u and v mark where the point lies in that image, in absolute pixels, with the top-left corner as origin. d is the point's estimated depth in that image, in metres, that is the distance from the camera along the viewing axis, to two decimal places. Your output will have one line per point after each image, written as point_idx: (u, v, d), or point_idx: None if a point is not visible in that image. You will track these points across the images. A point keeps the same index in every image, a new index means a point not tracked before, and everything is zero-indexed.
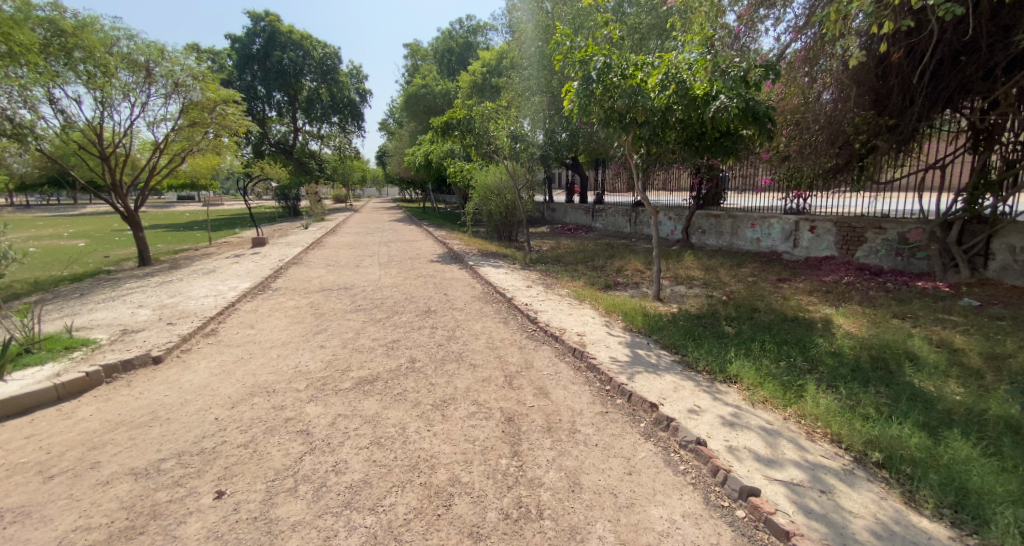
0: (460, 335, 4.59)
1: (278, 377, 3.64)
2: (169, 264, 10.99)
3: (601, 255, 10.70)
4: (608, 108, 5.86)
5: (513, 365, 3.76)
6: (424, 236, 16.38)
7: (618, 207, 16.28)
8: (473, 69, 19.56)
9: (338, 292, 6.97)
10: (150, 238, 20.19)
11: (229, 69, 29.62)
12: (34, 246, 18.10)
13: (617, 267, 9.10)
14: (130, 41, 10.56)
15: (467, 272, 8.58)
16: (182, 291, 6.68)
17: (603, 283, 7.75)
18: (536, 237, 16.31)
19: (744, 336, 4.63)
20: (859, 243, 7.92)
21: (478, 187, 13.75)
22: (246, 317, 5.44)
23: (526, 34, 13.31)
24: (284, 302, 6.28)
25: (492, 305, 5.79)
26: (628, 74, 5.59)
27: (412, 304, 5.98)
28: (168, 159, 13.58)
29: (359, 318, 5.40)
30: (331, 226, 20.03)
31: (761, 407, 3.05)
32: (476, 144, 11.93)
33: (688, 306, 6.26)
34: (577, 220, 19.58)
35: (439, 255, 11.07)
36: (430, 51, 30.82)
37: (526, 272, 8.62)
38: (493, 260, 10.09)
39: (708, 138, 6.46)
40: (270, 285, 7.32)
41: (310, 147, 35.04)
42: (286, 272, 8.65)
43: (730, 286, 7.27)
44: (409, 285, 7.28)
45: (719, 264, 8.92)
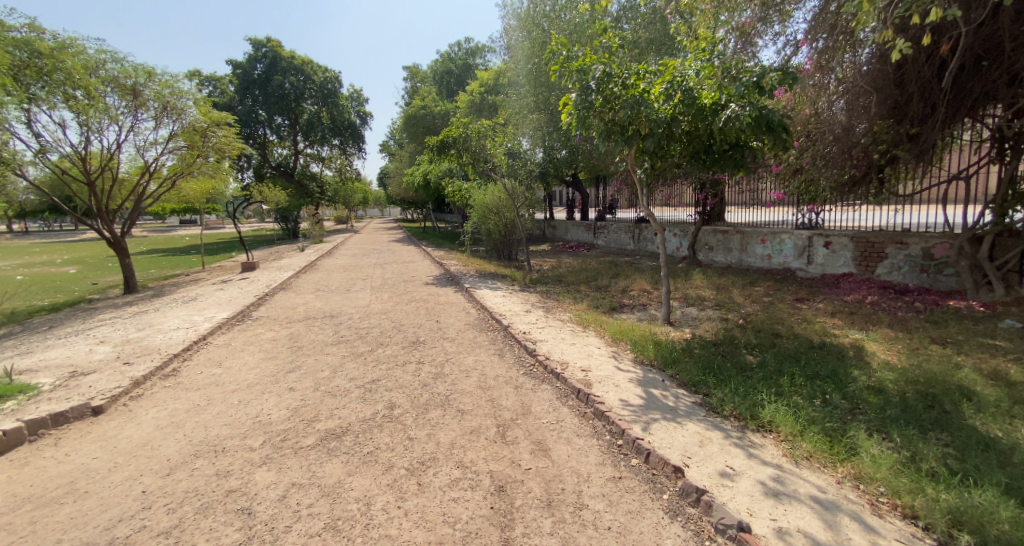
0: (448, 372, 4.08)
1: (232, 431, 3.13)
2: (154, 292, 10.61)
3: (604, 274, 10.23)
4: (609, 120, 5.47)
5: (506, 411, 3.24)
6: (423, 257, 16.00)
7: (621, 224, 15.91)
8: (471, 88, 19.50)
9: (323, 320, 6.48)
10: (146, 264, 19.98)
11: (229, 94, 29.93)
12: (28, 273, 17.91)
13: (622, 287, 8.62)
14: (117, 64, 10.40)
15: (463, 295, 8.11)
16: (154, 323, 6.23)
17: (608, 305, 7.25)
18: (537, 255, 15.90)
19: (770, 370, 4.09)
20: (879, 259, 7.39)
21: (476, 206, 13.41)
22: (215, 353, 4.97)
23: (523, 52, 13.17)
24: (263, 333, 5.81)
25: (487, 334, 5.30)
26: (629, 83, 5.22)
27: (400, 334, 5.47)
28: (160, 183, 13.36)
29: (340, 351, 4.89)
30: (329, 248, 19.73)
31: (808, 465, 2.46)
32: (473, 162, 11.69)
33: (702, 332, 5.74)
34: (579, 237, 19.23)
35: (435, 277, 10.65)
36: (429, 73, 31.04)
37: (526, 294, 8.14)
38: (491, 282, 9.64)
39: (716, 150, 6.06)
40: (252, 314, 6.88)
41: (311, 169, 35.14)
42: (272, 298, 8.21)
43: (744, 308, 6.74)
44: (400, 311, 6.80)
45: (730, 283, 8.42)
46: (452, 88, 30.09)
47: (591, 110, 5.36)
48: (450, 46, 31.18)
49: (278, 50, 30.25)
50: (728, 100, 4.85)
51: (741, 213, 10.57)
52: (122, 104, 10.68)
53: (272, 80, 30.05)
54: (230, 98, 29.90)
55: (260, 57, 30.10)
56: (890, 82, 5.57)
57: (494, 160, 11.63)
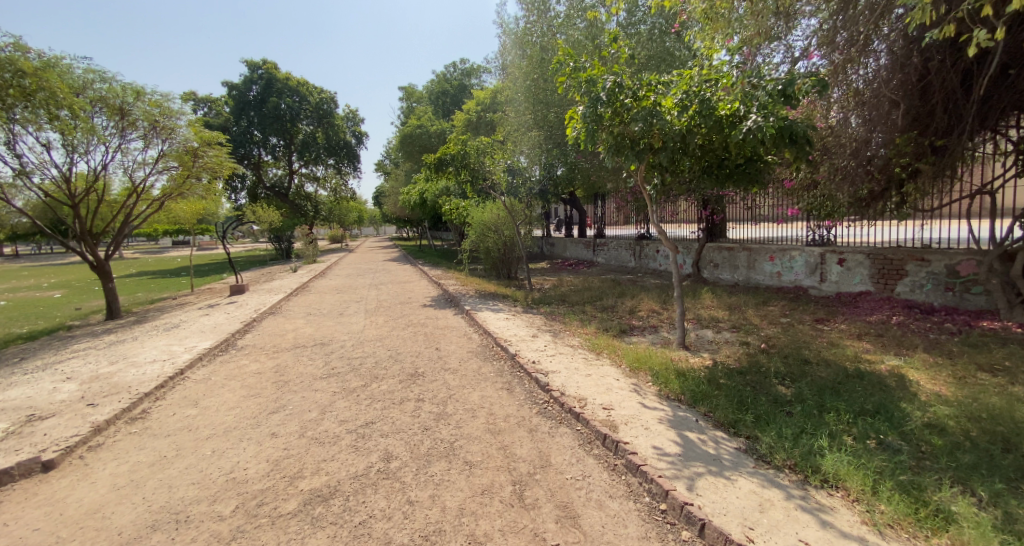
0: (451, 412, 3.61)
1: (200, 491, 2.63)
2: (136, 318, 10.07)
3: (609, 293, 9.83)
4: (618, 133, 5.20)
5: (522, 464, 2.78)
6: (419, 277, 15.57)
7: (621, 241, 15.63)
8: (467, 107, 19.42)
9: (313, 349, 6.00)
10: (132, 287, 19.33)
11: (225, 115, 29.78)
12: (6, 298, 17.18)
13: (629, 308, 8.22)
14: (105, 83, 10.06)
15: (463, 317, 7.67)
16: (129, 355, 5.71)
17: (618, 328, 6.82)
18: (536, 273, 15.53)
19: (810, 406, 3.68)
20: (899, 277, 7.09)
21: (475, 225, 13.07)
22: (192, 390, 4.47)
23: (521, 70, 13.06)
24: (247, 365, 5.32)
25: (492, 364, 4.84)
26: (641, 95, 4.96)
27: (397, 364, 5.01)
28: (148, 204, 12.93)
29: (331, 386, 4.42)
30: (323, 269, 19.27)
31: (895, 537, 2.03)
32: (471, 180, 11.32)
33: (724, 358, 5.32)
34: (578, 255, 18.94)
35: (432, 298, 10.20)
36: (424, 93, 31.22)
37: (529, 316, 7.73)
38: (491, 303, 9.22)
39: (729, 165, 5.78)
40: (236, 343, 6.37)
41: (306, 189, 34.92)
42: (260, 324, 7.71)
43: (764, 330, 6.35)
44: (396, 338, 6.34)
45: (742, 303, 8.05)
46: (447, 107, 30.22)
47: (600, 123, 5.08)
48: (445, 67, 31.46)
49: (274, 71, 30.32)
50: (749, 110, 4.57)
51: (746, 229, 10.30)
52: (109, 123, 10.33)
53: (268, 101, 29.96)
54: (225, 119, 29.74)
55: (255, 78, 30.09)
56: (914, 92, 5.47)
57: (494, 178, 11.33)
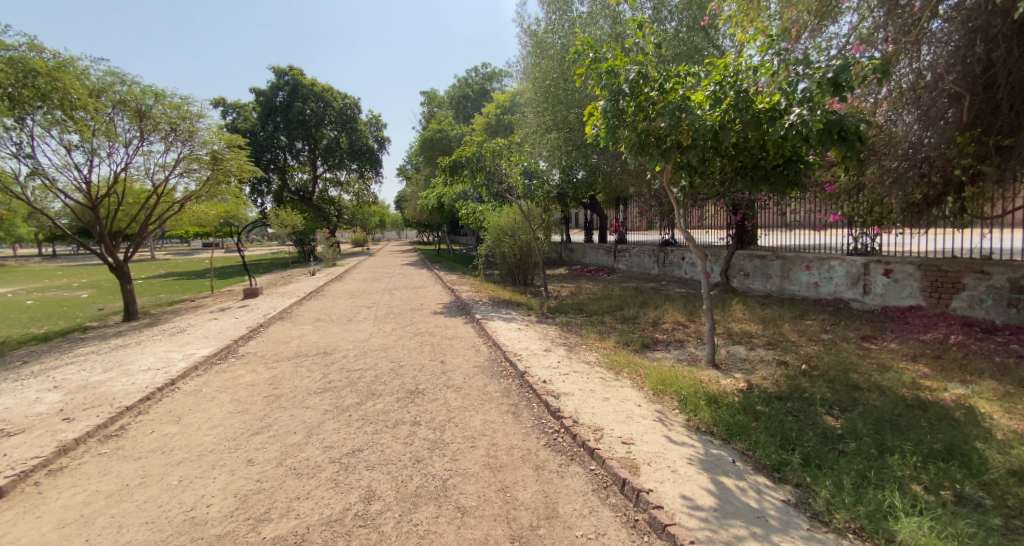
0: (448, 440, 3.20)
1: (145, 534, 2.25)
2: (150, 320, 10.10)
3: (631, 303, 9.30)
4: (642, 130, 4.74)
5: (523, 513, 2.33)
6: (434, 282, 15.32)
7: (644, 247, 15.02)
8: (487, 110, 19.19)
9: (313, 359, 5.69)
10: (157, 288, 19.78)
11: (252, 120, 30.49)
12: (40, 297, 17.82)
13: (652, 319, 7.68)
14: (124, 86, 10.15)
15: (474, 326, 7.29)
16: (126, 362, 5.54)
17: (640, 343, 6.30)
18: (554, 279, 15.09)
19: (870, 446, 3.10)
20: (955, 291, 6.35)
21: (491, 229, 12.76)
22: (178, 405, 4.20)
23: (539, 71, 12.70)
24: (242, 376, 5.04)
25: (499, 382, 4.41)
26: (668, 87, 4.48)
27: (397, 380, 4.63)
28: (169, 206, 13.11)
29: (322, 403, 4.07)
30: (341, 272, 19.31)
31: None
32: (487, 183, 11.03)
33: (759, 380, 4.75)
34: (598, 261, 18.39)
35: (445, 305, 9.87)
36: (445, 98, 31.23)
37: (544, 326, 7.29)
38: (504, 311, 8.82)
39: (766, 165, 5.24)
40: (237, 350, 6.15)
41: (328, 193, 35.44)
42: (266, 330, 7.50)
43: (803, 348, 5.72)
44: (401, 348, 5.99)
45: (777, 316, 7.41)
46: (468, 112, 30.11)
47: (622, 118, 4.63)
48: (466, 72, 31.41)
49: (299, 77, 30.89)
50: (790, 102, 4.02)
51: (779, 236, 9.64)
52: (129, 126, 10.45)
53: (293, 106, 30.50)
54: (252, 124, 30.47)
55: (282, 84, 30.77)
56: (977, 85, 4.82)
57: (510, 181, 10.98)
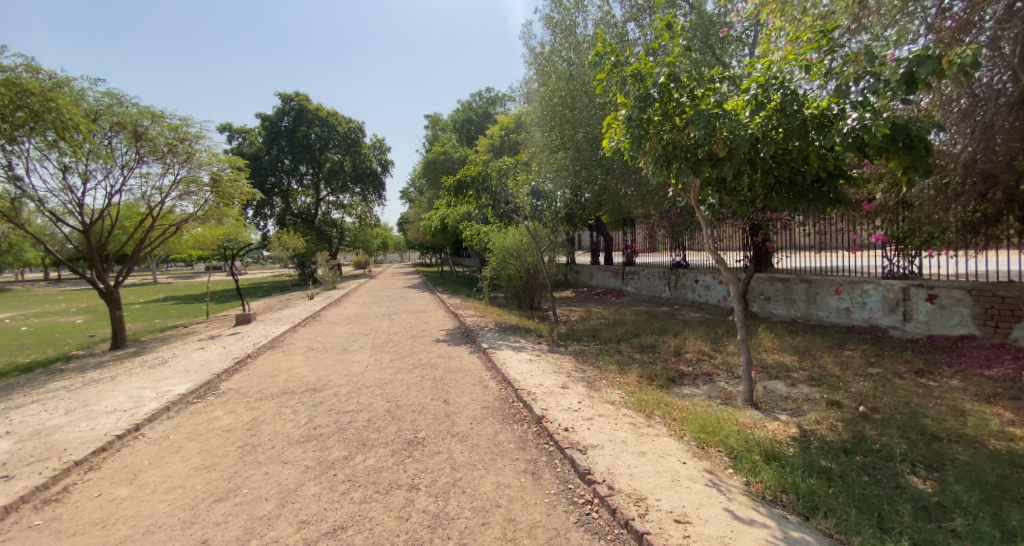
0: (456, 514, 2.55)
1: None
2: (136, 349, 9.52)
3: (647, 329, 8.66)
4: (669, 142, 4.28)
5: None
6: (436, 306, 14.74)
7: (654, 270, 14.48)
8: (491, 132, 19.01)
9: (299, 397, 5.06)
10: (152, 313, 19.25)
11: (256, 145, 30.63)
12: (31, 322, 17.32)
13: (673, 349, 7.04)
14: (120, 106, 9.84)
15: (480, 356, 6.67)
16: (91, 401, 4.91)
17: (664, 377, 5.67)
18: (561, 303, 14.49)
19: (992, 523, 2.42)
20: (1014, 320, 5.74)
21: (496, 251, 12.29)
22: (137, 457, 3.57)
23: (545, 90, 12.45)
24: (218, 419, 4.41)
25: (512, 430, 3.76)
26: (701, 93, 4.04)
27: (392, 425, 3.99)
28: (163, 229, 12.71)
29: (304, 456, 3.43)
30: (342, 296, 18.80)
31: None
32: (493, 204, 10.63)
33: (812, 424, 4.11)
34: (605, 283, 17.82)
35: (448, 332, 9.26)
36: (449, 121, 31.38)
37: (556, 356, 6.67)
38: (512, 338, 8.20)
39: (806, 180, 4.75)
40: (218, 387, 5.53)
41: (331, 216, 35.25)
42: (253, 362, 6.88)
43: (853, 386, 5.07)
44: (399, 384, 5.36)
45: (811, 346, 6.77)
46: (471, 135, 30.17)
47: (648, 128, 4.18)
48: (470, 97, 31.64)
49: (305, 103, 31.15)
50: (845, 106, 3.57)
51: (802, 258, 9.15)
52: (125, 147, 10.13)
53: (298, 131, 30.63)
54: (257, 148, 30.55)
55: (288, 110, 30.94)
56: None
57: (517, 201, 10.54)
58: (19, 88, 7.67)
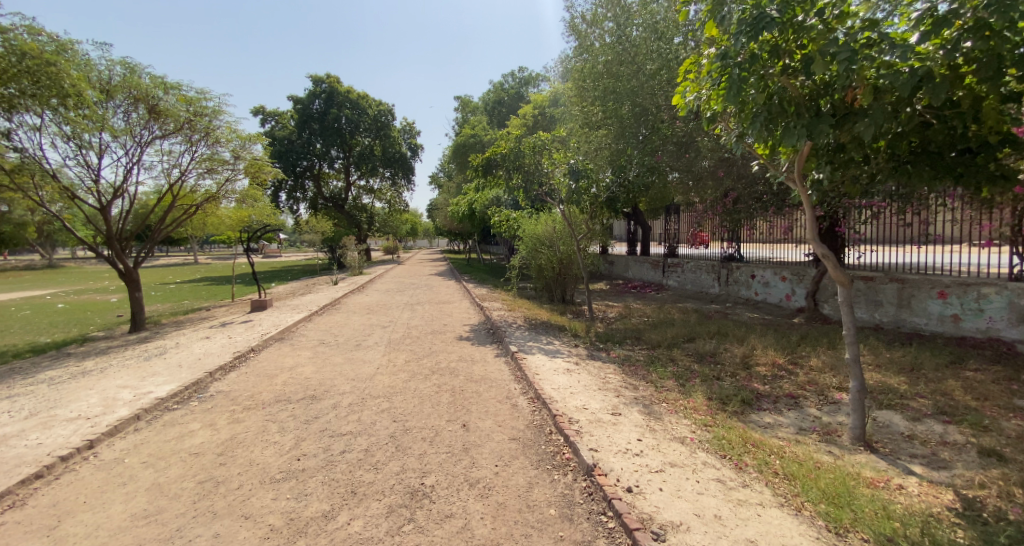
0: None
1: None
2: (149, 334, 9.10)
3: (701, 332, 7.47)
4: (774, 92, 3.23)
5: None
6: (461, 295, 13.93)
7: (700, 263, 13.12)
8: (523, 112, 17.81)
9: (293, 409, 4.24)
10: (183, 294, 19.37)
11: (288, 128, 30.54)
12: (67, 300, 17.65)
13: (740, 361, 5.87)
14: (131, 75, 9.24)
15: (510, 360, 5.71)
16: (60, 402, 4.23)
17: (738, 401, 4.54)
18: (596, 296, 13.37)
19: None
20: None
21: (526, 238, 11.44)
22: (66, 496, 2.67)
23: (587, 59, 11.16)
24: (190, 437, 3.62)
25: (551, 482, 2.75)
26: (835, 15, 2.90)
27: (394, 462, 3.07)
28: (184, 209, 12.33)
29: (272, 508, 2.53)
30: (367, 282, 18.32)
31: None
32: (524, 186, 9.55)
33: (975, 488, 2.91)
34: (643, 275, 16.56)
35: (473, 327, 8.35)
36: (480, 104, 30.26)
37: (598, 364, 5.64)
38: (545, 337, 7.21)
39: (957, 150, 3.56)
40: (206, 389, 4.80)
41: (361, 201, 34.97)
42: (256, 357, 6.16)
43: (1006, 425, 3.79)
44: (411, 396, 4.46)
45: (920, 364, 5.45)
46: (503, 117, 28.94)
47: (751, 68, 3.11)
48: (503, 77, 30.25)
49: (337, 85, 30.74)
50: None
51: (892, 253, 7.77)
52: (140, 120, 9.62)
53: (329, 113, 30.26)
54: (289, 132, 30.42)
55: (319, 92, 30.44)
56: None
57: (553, 183, 9.41)
58: (19, 51, 7.14)
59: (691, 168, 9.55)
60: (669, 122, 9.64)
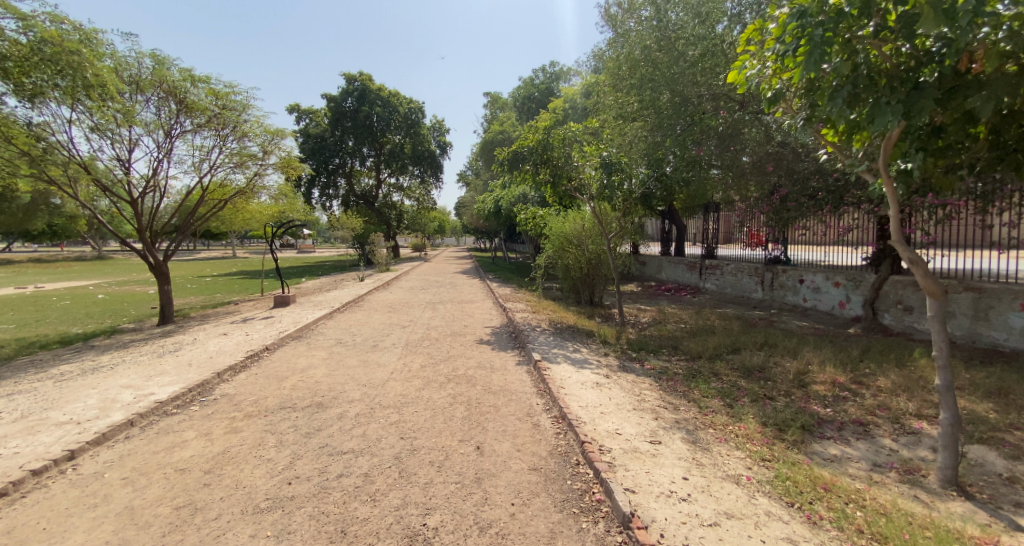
0: None
1: None
2: (174, 327, 9.16)
3: (746, 343, 6.75)
4: (863, 60, 2.64)
5: None
6: (486, 295, 13.54)
7: (742, 265, 12.24)
8: (554, 106, 17.22)
9: (295, 418, 3.91)
10: (217, 287, 19.89)
11: (322, 126, 30.85)
12: (110, 291, 18.40)
13: (794, 378, 5.17)
14: (160, 68, 9.31)
15: (534, 369, 5.24)
16: (59, 404, 4.09)
17: (797, 427, 3.88)
18: (627, 298, 12.69)
19: None
20: None
21: (553, 237, 10.92)
22: (24, 521, 2.42)
23: (623, 47, 10.49)
24: (180, 448, 3.34)
25: (580, 532, 2.24)
26: None
27: (394, 492, 2.65)
28: (214, 203, 12.46)
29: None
30: (393, 279, 18.23)
31: None
32: (552, 181, 9.03)
33: None
34: (677, 277, 15.72)
35: (496, 329, 7.92)
36: (509, 100, 29.81)
37: (631, 377, 5.08)
38: (572, 343, 6.69)
39: None
40: (210, 392, 4.56)
41: (391, 199, 35.24)
42: (268, 357, 5.94)
43: None
44: (423, 407, 4.06)
45: (1018, 388, 4.60)
46: (532, 113, 28.35)
47: (838, 27, 2.51)
48: (533, 72, 29.67)
49: (368, 83, 30.98)
50: None
51: (971, 259, 6.82)
52: (170, 114, 9.70)
53: (360, 111, 30.50)
54: (321, 129, 30.88)
55: (351, 90, 30.75)
56: None
57: (583, 178, 8.84)
58: (38, 39, 7.26)
59: (735, 161, 8.77)
60: (712, 113, 8.89)
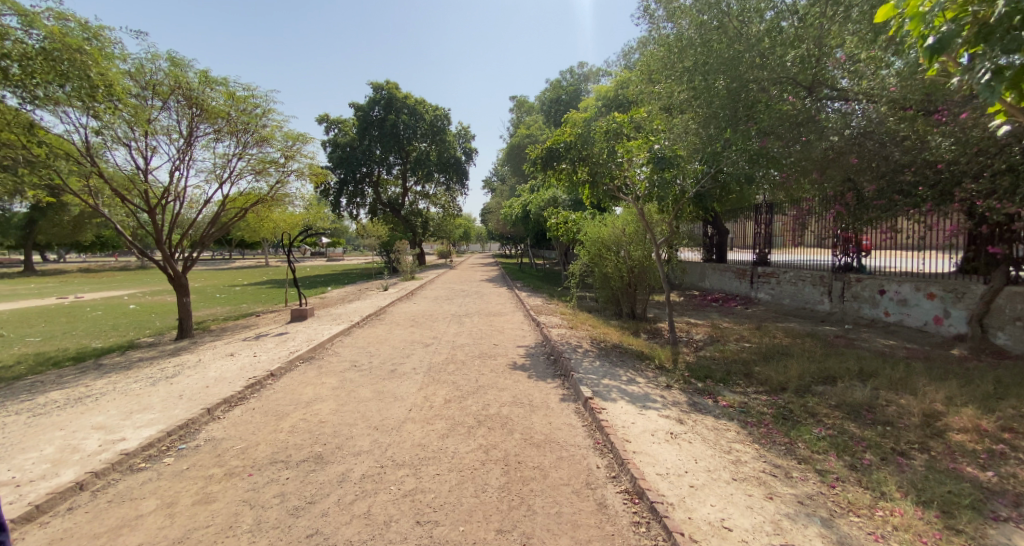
0: None
1: None
2: (186, 344, 8.58)
3: (837, 371, 5.54)
4: None
5: None
6: (515, 307, 12.58)
7: (802, 273, 10.90)
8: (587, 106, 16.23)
9: (286, 480, 3.03)
10: (244, 297, 19.71)
11: (349, 135, 30.83)
12: (139, 302, 18.36)
13: (926, 425, 3.97)
14: (176, 71, 8.83)
15: (585, 408, 4.24)
16: (10, 452, 3.32)
17: (973, 511, 2.71)
18: (671, 311, 11.49)
19: None
20: None
21: (589, 244, 9.93)
22: None
23: (669, 34, 9.44)
24: (130, 528, 2.50)
25: None
26: None
27: None
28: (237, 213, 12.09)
29: None
30: (418, 289, 17.62)
31: None
32: (592, 181, 8.04)
33: None
34: (723, 286, 14.38)
35: (530, 350, 6.95)
36: (537, 103, 28.96)
37: (708, 420, 4.00)
38: (623, 370, 5.64)
39: None
40: (193, 437, 3.74)
41: (417, 207, 34.95)
42: (272, 386, 5.14)
43: None
44: (447, 469, 3.11)
45: None
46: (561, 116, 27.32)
47: None
48: (562, 74, 28.76)
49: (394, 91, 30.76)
50: None
51: None
52: (188, 120, 9.25)
53: (386, 119, 30.34)
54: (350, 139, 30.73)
55: (378, 99, 30.63)
56: None
57: (629, 176, 7.80)
58: (46, 41, 6.73)
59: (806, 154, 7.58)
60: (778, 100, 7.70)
